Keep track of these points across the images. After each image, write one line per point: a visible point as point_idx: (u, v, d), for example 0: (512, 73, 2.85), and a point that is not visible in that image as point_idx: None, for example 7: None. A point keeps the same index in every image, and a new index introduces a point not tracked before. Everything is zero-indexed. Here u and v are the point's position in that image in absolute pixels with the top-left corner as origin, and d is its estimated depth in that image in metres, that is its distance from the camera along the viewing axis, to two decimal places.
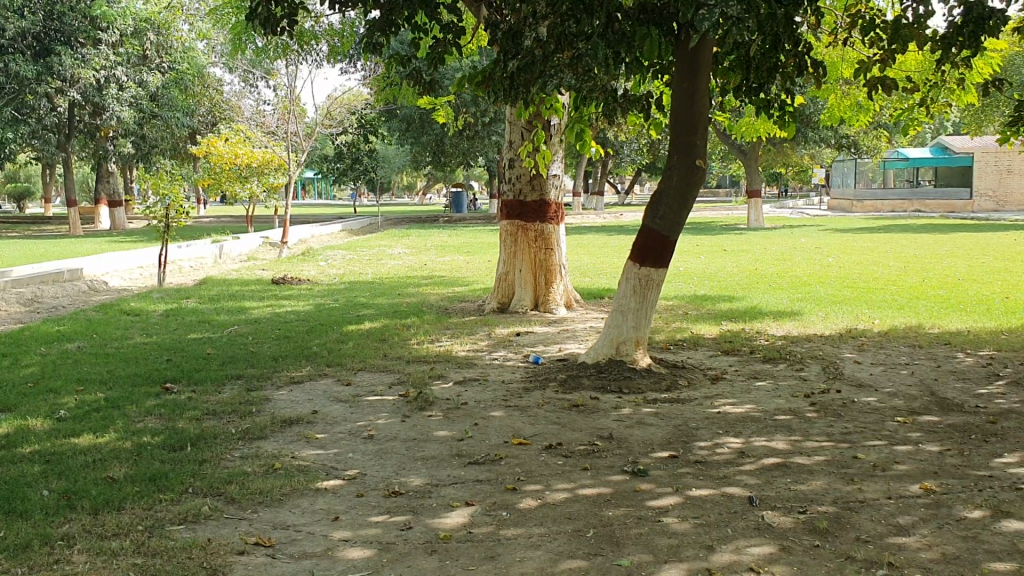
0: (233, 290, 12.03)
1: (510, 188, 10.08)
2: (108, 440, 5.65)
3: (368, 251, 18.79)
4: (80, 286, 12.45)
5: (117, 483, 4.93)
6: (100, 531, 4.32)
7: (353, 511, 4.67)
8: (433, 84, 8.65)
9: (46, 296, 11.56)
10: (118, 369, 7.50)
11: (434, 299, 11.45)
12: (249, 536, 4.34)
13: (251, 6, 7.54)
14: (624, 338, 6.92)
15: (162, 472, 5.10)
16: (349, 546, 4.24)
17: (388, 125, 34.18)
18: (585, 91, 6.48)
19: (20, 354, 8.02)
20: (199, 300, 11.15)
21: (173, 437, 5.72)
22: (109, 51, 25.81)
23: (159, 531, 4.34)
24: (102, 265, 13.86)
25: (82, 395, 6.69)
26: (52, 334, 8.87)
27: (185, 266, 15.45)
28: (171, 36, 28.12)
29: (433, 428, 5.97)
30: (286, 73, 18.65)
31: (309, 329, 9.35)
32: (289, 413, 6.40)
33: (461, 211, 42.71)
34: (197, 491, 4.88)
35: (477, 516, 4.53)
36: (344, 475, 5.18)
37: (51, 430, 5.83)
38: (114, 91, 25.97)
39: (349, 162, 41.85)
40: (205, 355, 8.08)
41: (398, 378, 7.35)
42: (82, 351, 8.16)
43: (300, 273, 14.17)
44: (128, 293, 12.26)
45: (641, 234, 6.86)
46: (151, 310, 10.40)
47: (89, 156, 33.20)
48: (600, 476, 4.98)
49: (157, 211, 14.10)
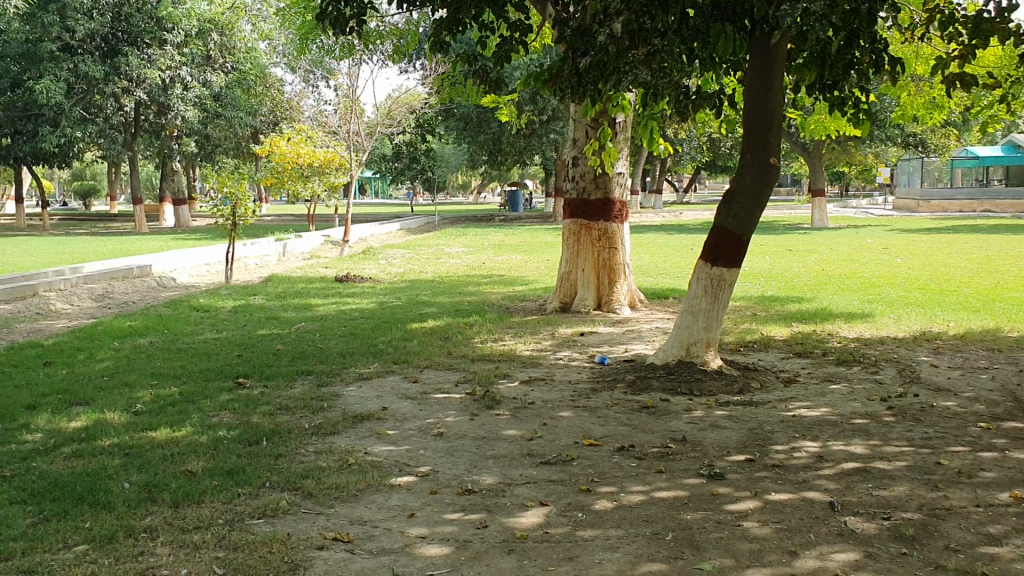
0: (298, 288, 12.20)
1: (573, 187, 10.04)
2: (185, 434, 5.73)
3: (428, 250, 18.89)
4: (150, 283, 12.70)
5: (196, 476, 5.00)
6: (182, 524, 4.39)
7: (428, 508, 4.67)
8: (499, 82, 8.63)
9: (117, 291, 11.82)
10: (190, 364, 7.62)
11: (496, 297, 11.47)
12: (328, 531, 4.37)
13: (322, 6, 7.62)
14: (694, 340, 6.83)
15: (239, 466, 5.16)
16: (426, 542, 4.25)
17: (446, 124, 34.32)
18: (656, 88, 6.42)
19: (95, 348, 8.20)
20: (265, 297, 11.31)
21: (248, 432, 5.78)
22: (175, 51, 26.17)
23: (239, 525, 4.39)
24: (171, 262, 14.14)
25: (157, 389, 6.80)
26: (125, 328, 9.07)
27: (250, 263, 15.73)
28: (235, 37, 28.54)
29: (502, 428, 5.95)
30: (348, 73, 18.77)
31: (374, 326, 9.41)
32: (359, 409, 6.44)
33: (517, 210, 42.73)
34: (274, 485, 4.92)
35: (552, 517, 4.50)
36: (416, 472, 5.19)
37: (129, 423, 5.95)
38: (179, 91, 26.41)
39: (407, 162, 42.16)
40: (274, 351, 8.18)
41: (464, 376, 7.36)
42: (154, 346, 8.31)
43: (362, 271, 14.29)
44: (196, 289, 12.49)
45: (712, 233, 6.78)
46: (219, 307, 10.53)
47: (155, 154, 33.89)
48: (676, 479, 4.92)
49: (222, 211, 14.39)
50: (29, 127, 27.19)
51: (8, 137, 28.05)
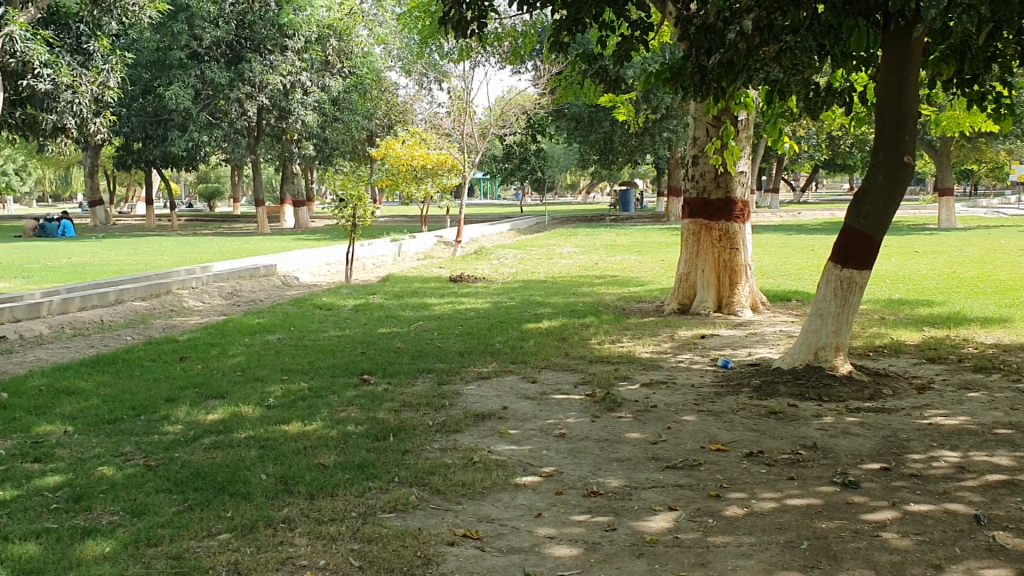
0: (415, 287, 12.41)
1: (693, 187, 9.94)
2: (316, 428, 5.90)
3: (540, 250, 18.93)
4: (274, 281, 13.15)
5: (328, 470, 5.14)
6: (318, 516, 4.51)
7: (555, 509, 4.68)
8: (618, 82, 8.57)
9: (244, 289, 12.27)
10: (315, 361, 7.84)
11: (612, 298, 11.41)
12: (458, 528, 4.42)
13: (445, 9, 7.72)
14: (822, 343, 6.64)
15: (369, 461, 5.28)
16: (556, 543, 4.25)
17: (557, 124, 34.35)
18: (785, 86, 6.26)
19: (227, 344, 8.54)
20: (383, 296, 11.54)
21: (376, 427, 5.91)
22: (295, 57, 26.98)
23: (372, 519, 4.49)
24: (293, 261, 14.57)
25: (287, 384, 7.03)
26: (253, 325, 9.40)
27: (368, 263, 16.07)
28: (352, 42, 29.27)
29: (625, 430, 5.91)
30: (463, 76, 18.97)
31: (491, 326, 9.49)
32: (481, 408, 6.50)
33: (628, 210, 42.42)
34: (403, 481, 5.02)
35: (682, 522, 4.45)
36: (541, 472, 5.20)
37: (263, 417, 6.16)
38: (299, 95, 27.19)
39: (518, 163, 42.38)
40: (395, 349, 8.34)
41: (583, 377, 7.34)
42: (282, 343, 8.59)
43: (476, 271, 14.43)
44: (317, 288, 12.85)
45: (841, 234, 6.59)
46: (340, 305, 10.81)
47: (275, 157, 35.05)
48: (808, 486, 4.79)
49: (343, 211, 14.68)
50: (158, 132, 28.50)
51: (139, 142, 29.46)
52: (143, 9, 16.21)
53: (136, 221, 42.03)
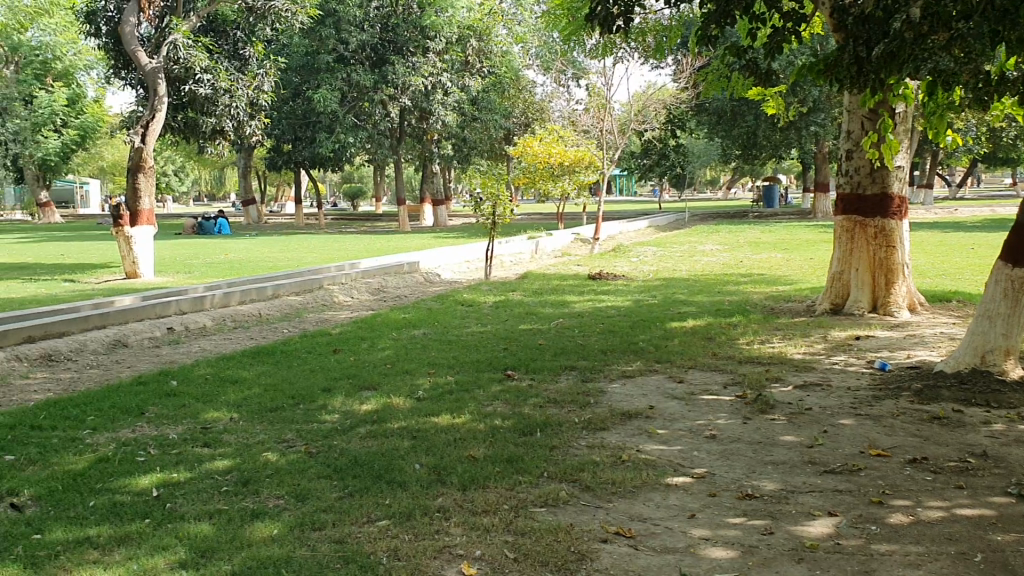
0: (555, 284, 12.46)
1: (847, 182, 9.70)
2: (464, 421, 6.02)
3: (680, 248, 18.67)
4: (417, 278, 13.49)
5: (478, 462, 5.23)
6: (471, 507, 4.60)
7: (708, 510, 4.61)
8: (770, 75, 8.35)
9: (389, 285, 12.63)
10: (461, 355, 8.00)
11: (758, 297, 11.16)
12: (610, 525, 4.42)
13: (592, 5, 7.71)
14: (989, 346, 6.30)
15: (518, 455, 5.34)
16: (711, 545, 4.19)
17: (697, 120, 33.77)
18: (953, 77, 5.95)
19: (376, 338, 8.81)
20: (524, 293, 11.65)
21: (523, 422, 5.97)
22: (437, 58, 27.53)
23: (524, 512, 4.54)
24: (436, 258, 14.90)
25: (434, 378, 7.21)
26: (400, 320, 9.67)
27: (507, 260, 16.27)
28: (492, 41, 29.67)
29: (778, 433, 5.78)
30: (603, 72, 18.89)
31: (633, 324, 9.43)
32: (628, 407, 6.47)
33: (772, 207, 41.29)
34: (552, 476, 5.05)
35: (843, 528, 4.30)
36: (692, 473, 5.14)
37: (414, 408, 6.33)
38: (440, 96, 27.73)
39: (656, 160, 41.90)
40: (538, 345, 8.41)
41: (732, 378, 7.21)
42: (428, 337, 8.79)
43: (616, 269, 14.36)
44: (458, 285, 13.08)
45: (1012, 232, 6.23)
46: (482, 302, 10.98)
47: (416, 157, 35.92)
48: (979, 496, 4.55)
49: (483, 209, 14.82)
50: (306, 134, 29.67)
51: (289, 144, 30.76)
52: (296, 14, 16.82)
53: (286, 219, 43.91)
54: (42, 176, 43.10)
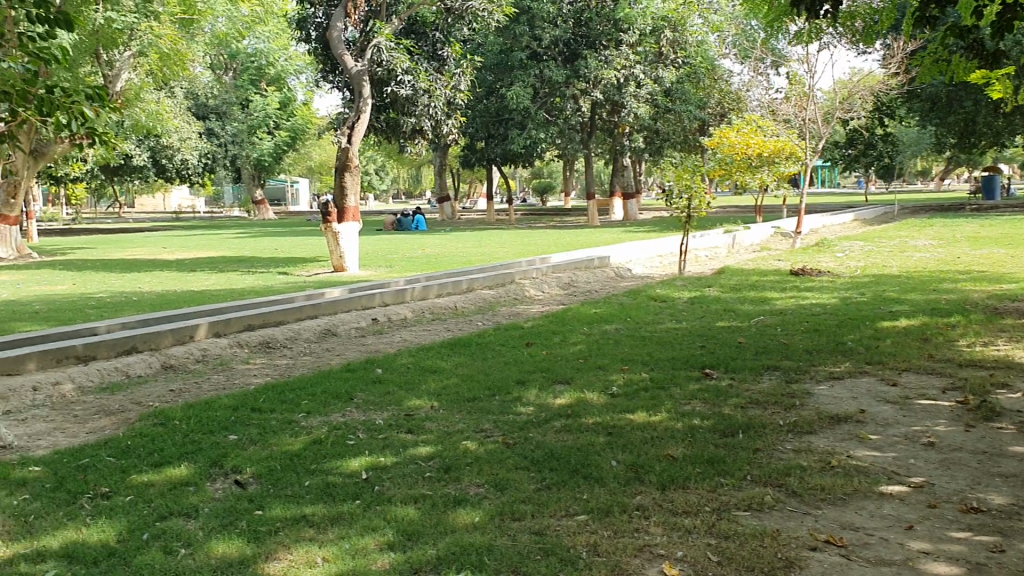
0: (753, 280, 12.08)
1: None
2: (661, 419, 5.93)
3: (890, 242, 17.65)
4: (609, 273, 13.46)
5: (677, 462, 5.13)
6: (671, 507, 4.51)
7: (928, 522, 4.31)
8: (996, 56, 7.71)
9: (581, 280, 12.69)
10: (656, 351, 7.89)
11: (978, 296, 10.37)
12: (819, 533, 4.22)
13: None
14: None
15: (719, 456, 5.20)
16: (932, 559, 3.92)
17: (908, 106, 31.83)
18: None
19: (570, 332, 8.86)
20: (721, 289, 11.37)
21: (722, 423, 5.82)
22: (630, 50, 27.37)
23: (727, 515, 4.41)
24: (628, 252, 14.89)
25: (630, 374, 7.15)
26: (594, 315, 9.68)
27: (701, 254, 16.06)
28: (686, 32, 29.17)
29: (1007, 443, 5.33)
30: (805, 60, 18.10)
31: (838, 323, 9.00)
32: (834, 410, 6.17)
33: (992, 198, 38.31)
34: (755, 479, 4.89)
35: None
36: (908, 483, 4.83)
37: (609, 404, 6.30)
38: (633, 89, 27.56)
39: (861, 150, 39.83)
40: (737, 343, 8.18)
41: (951, 382, 6.73)
42: (622, 333, 8.75)
43: (818, 265, 13.76)
44: (651, 280, 12.95)
45: None
46: (677, 298, 10.81)
47: (608, 152, 35.90)
48: None
49: (677, 203, 14.51)
50: (500, 131, 30.29)
51: (482, 141, 31.50)
52: (493, 12, 17.14)
53: (481, 214, 45.00)
54: (258, 176, 46.28)
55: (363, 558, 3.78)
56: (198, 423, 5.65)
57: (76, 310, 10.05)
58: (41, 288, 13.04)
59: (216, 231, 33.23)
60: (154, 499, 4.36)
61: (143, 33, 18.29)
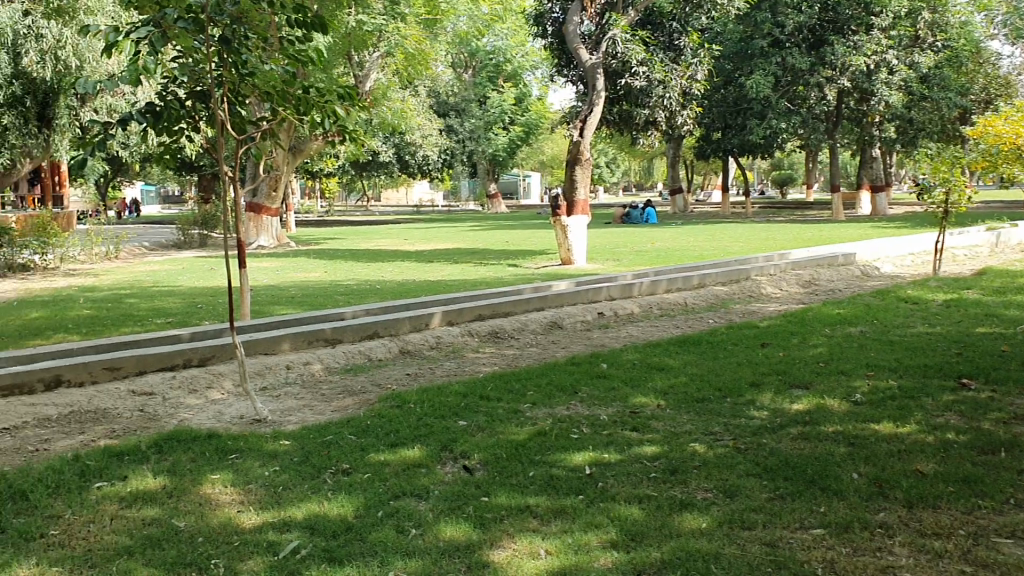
0: (1021, 283, 10.94)
1: None
2: (910, 431, 5.45)
3: None
4: (854, 271, 12.68)
5: (928, 479, 4.67)
6: (920, 527, 4.10)
7: None
8: None
9: (822, 278, 12.01)
10: (906, 358, 7.29)
11: None
12: None
13: None
14: None
15: (977, 476, 4.68)
16: None
17: None
18: None
19: (808, 333, 8.39)
20: (982, 291, 10.38)
21: (982, 439, 5.25)
22: (882, 35, 25.70)
23: (986, 541, 3.95)
24: (875, 250, 13.93)
25: (875, 380, 6.64)
26: (835, 316, 9.12)
27: (960, 253, 14.75)
28: (948, 12, 27.01)
29: None
30: None
31: None
32: None
33: None
34: (1021, 504, 4.35)
35: None
36: None
37: (851, 412, 5.87)
38: (885, 75, 25.86)
39: None
40: (1000, 352, 7.41)
41: None
42: (866, 336, 8.17)
43: None
44: (901, 280, 12.05)
45: None
46: (930, 300, 9.97)
47: (855, 144, 33.95)
48: None
49: (934, 197, 13.37)
50: (737, 122, 29.42)
51: (719, 132, 30.74)
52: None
53: (716, 208, 43.97)
54: (494, 170, 47.67)
55: (585, 554, 3.71)
56: (430, 407, 5.81)
57: (325, 296, 10.71)
58: (297, 274, 14.03)
59: (454, 223, 34.55)
60: (388, 478, 4.50)
61: (391, 35, 19.17)
